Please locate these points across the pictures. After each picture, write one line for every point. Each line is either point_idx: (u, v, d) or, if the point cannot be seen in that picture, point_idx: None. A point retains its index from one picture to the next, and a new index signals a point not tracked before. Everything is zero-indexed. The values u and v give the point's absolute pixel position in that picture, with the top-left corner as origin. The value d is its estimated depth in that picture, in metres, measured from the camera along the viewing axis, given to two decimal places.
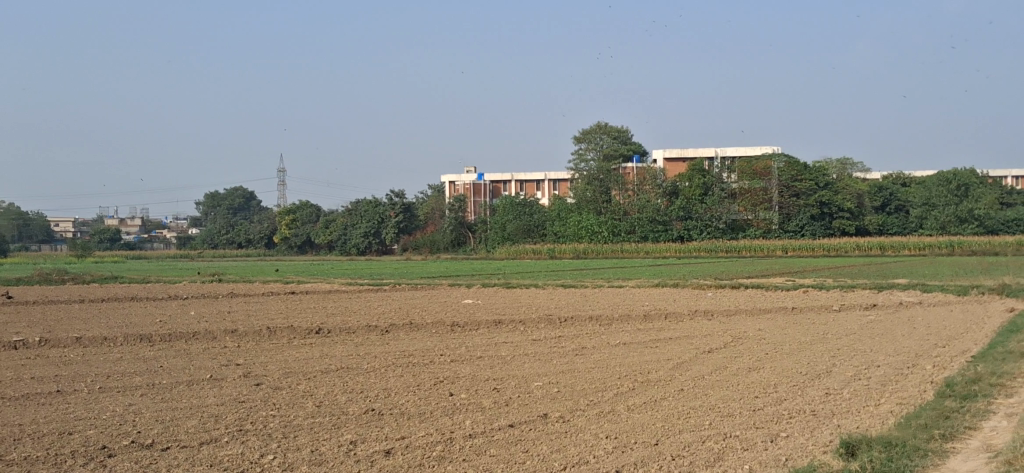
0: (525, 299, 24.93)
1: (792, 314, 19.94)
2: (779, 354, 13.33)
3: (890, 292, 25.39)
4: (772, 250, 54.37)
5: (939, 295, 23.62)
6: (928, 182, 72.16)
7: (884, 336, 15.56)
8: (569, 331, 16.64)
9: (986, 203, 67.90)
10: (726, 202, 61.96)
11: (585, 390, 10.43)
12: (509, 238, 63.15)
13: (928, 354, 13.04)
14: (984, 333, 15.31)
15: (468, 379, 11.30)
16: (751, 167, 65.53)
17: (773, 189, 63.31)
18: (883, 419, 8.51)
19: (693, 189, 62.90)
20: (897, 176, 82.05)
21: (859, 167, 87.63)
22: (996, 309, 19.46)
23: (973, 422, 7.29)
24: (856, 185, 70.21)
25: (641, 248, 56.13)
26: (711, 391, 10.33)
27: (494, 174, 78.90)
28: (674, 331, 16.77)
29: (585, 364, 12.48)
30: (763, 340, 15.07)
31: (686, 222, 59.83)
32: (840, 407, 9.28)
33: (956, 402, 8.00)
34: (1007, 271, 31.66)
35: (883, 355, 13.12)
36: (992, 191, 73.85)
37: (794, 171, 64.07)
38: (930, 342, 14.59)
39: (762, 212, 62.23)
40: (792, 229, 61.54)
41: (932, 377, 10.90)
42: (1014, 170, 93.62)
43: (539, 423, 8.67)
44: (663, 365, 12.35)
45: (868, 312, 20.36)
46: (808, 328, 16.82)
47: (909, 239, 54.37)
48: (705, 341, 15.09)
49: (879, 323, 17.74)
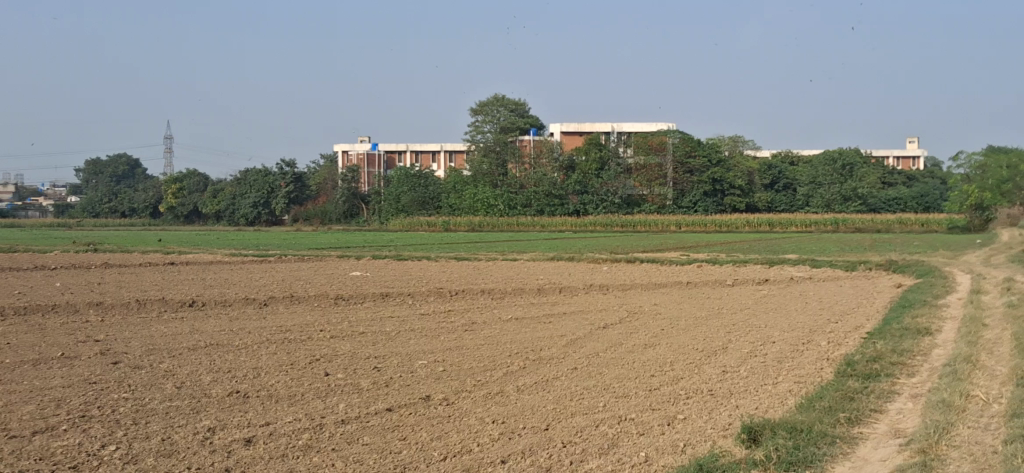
0: (416, 272, 24.15)
1: (686, 289, 19.73)
2: (675, 330, 12.94)
3: (780, 267, 25.52)
4: (666, 226, 54.66)
5: (827, 270, 23.81)
6: (815, 162, 73.96)
7: (778, 311, 15.34)
8: (459, 305, 15.96)
9: (869, 183, 69.84)
10: (622, 177, 62.21)
11: (471, 369, 9.79)
12: (403, 209, 62.13)
13: (823, 330, 12.81)
14: (875, 308, 15.25)
15: (347, 357, 10.56)
16: (647, 140, 64.94)
17: (667, 165, 63.88)
18: (783, 399, 8.07)
19: (588, 163, 62.73)
20: (785, 155, 83.79)
21: (750, 144, 89.34)
22: (884, 284, 19.55)
23: (878, 405, 6.87)
24: (747, 163, 71.38)
25: (537, 222, 55.77)
26: (604, 370, 9.79)
27: (390, 145, 77.63)
28: (566, 305, 16.27)
29: (473, 341, 11.82)
30: (658, 315, 14.66)
31: (583, 197, 60.13)
32: (738, 386, 8.85)
33: (858, 382, 7.59)
34: (893, 248, 32.20)
35: (779, 331, 12.83)
36: (875, 170, 76.03)
37: (688, 147, 64.14)
38: (824, 317, 14.43)
39: (657, 188, 62.98)
40: (685, 205, 62.37)
41: (830, 355, 10.55)
42: (894, 149, 96.74)
43: (420, 407, 8.03)
44: (555, 342, 11.77)
45: (761, 286, 20.30)
46: (702, 303, 16.56)
47: (797, 217, 55.50)
48: (599, 316, 14.61)
49: (772, 298, 17.60)
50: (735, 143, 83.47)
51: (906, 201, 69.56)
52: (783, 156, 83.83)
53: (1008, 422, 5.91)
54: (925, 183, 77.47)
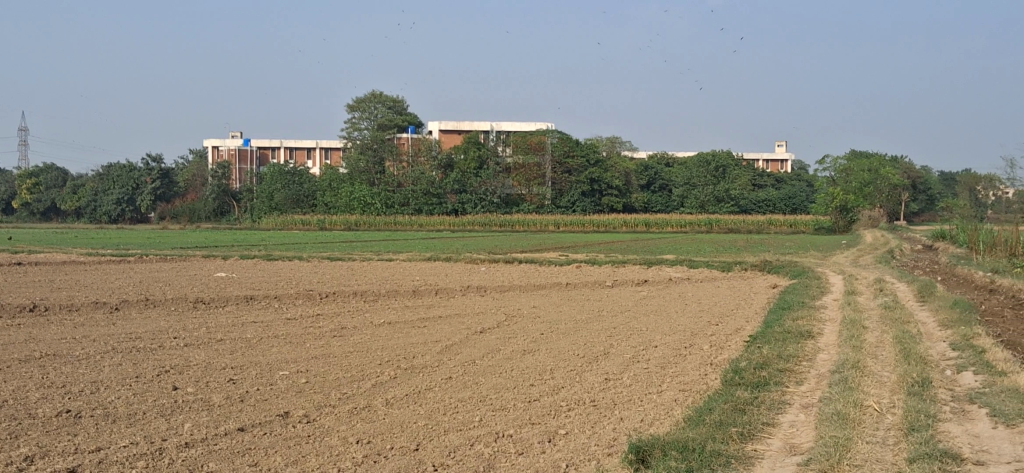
0: (287, 272, 23.10)
1: (566, 290, 19.34)
2: (554, 334, 12.44)
3: (658, 267, 25.47)
4: (544, 225, 54.70)
5: (704, 271, 23.85)
6: (689, 163, 75.46)
7: (659, 313, 15.03)
8: (329, 309, 15.09)
9: (741, 185, 71.64)
10: (501, 176, 61.98)
11: (337, 381, 9.03)
12: (276, 207, 60.36)
13: (704, 333, 12.52)
14: (754, 309, 15.12)
15: (201, 369, 9.64)
16: (526, 140, 64.26)
17: (546, 165, 63.97)
18: (668, 410, 7.61)
19: (467, 162, 62.13)
20: (660, 157, 85.21)
21: (627, 145, 90.67)
22: (760, 285, 19.59)
23: (769, 417, 6.43)
24: (624, 163, 72.14)
25: (415, 221, 54.96)
26: (480, 380, 9.21)
27: (262, 141, 75.35)
28: (442, 308, 15.60)
29: (342, 348, 11.05)
30: (537, 319, 14.15)
31: (461, 196, 59.65)
32: (621, 395, 8.36)
33: (747, 392, 7.16)
34: (766, 248, 32.74)
35: (660, 334, 12.47)
36: (746, 172, 78.06)
37: (566, 147, 64.39)
38: (704, 319, 14.18)
39: (535, 188, 62.98)
40: (564, 204, 62.68)
41: (714, 360, 10.20)
42: (763, 153, 99.83)
43: (277, 426, 7.27)
44: (429, 348, 11.10)
45: (640, 287, 20.09)
46: (582, 306, 16.14)
47: (672, 217, 56.33)
48: (477, 320, 14.01)
49: (652, 299, 17.36)
50: (612, 144, 84.44)
51: (774, 202, 71.48)
52: (658, 158, 85.24)
53: (907, 436, 5.54)
54: (792, 185, 80.02)
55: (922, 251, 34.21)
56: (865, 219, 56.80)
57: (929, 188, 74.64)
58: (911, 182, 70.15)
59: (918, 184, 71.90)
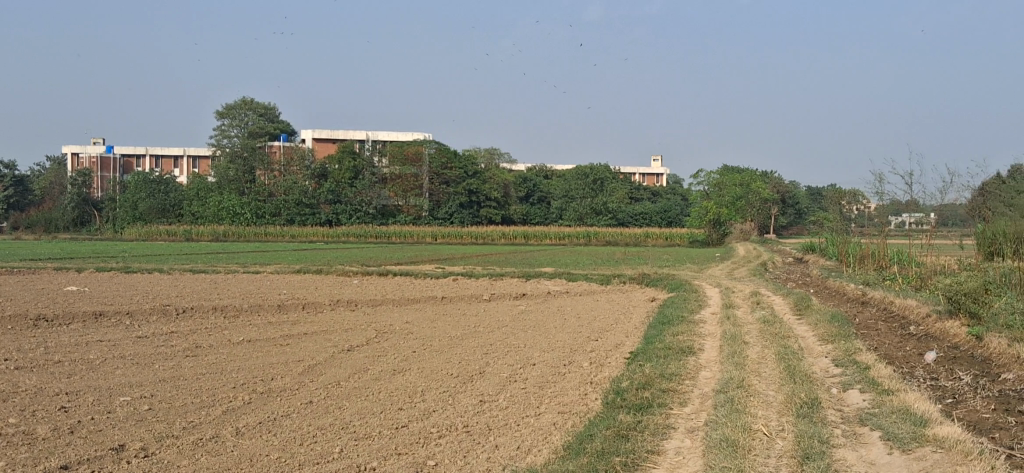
0: (144, 286, 21.78)
1: (441, 305, 18.72)
2: (427, 352, 11.80)
3: (536, 280, 25.11)
4: (422, 237, 53.98)
5: (583, 283, 23.60)
6: (567, 176, 76.04)
7: (537, 328, 14.55)
8: (185, 326, 14.04)
9: (617, 198, 72.52)
10: (377, 187, 61.07)
11: (184, 407, 8.16)
12: (139, 217, 57.84)
13: (583, 349, 12.08)
14: (632, 324, 14.81)
15: (28, 396, 8.60)
16: (402, 150, 62.92)
17: (423, 176, 63.15)
18: (546, 436, 7.03)
19: (341, 172, 60.33)
20: (539, 169, 85.61)
21: (506, 157, 90.92)
22: (639, 299, 19.36)
23: (653, 443, 5.92)
24: (503, 175, 72.04)
25: (287, 231, 53.45)
26: (343, 405, 8.50)
27: (127, 148, 72.26)
28: (309, 325, 14.74)
29: (194, 370, 10.14)
30: (410, 336, 13.47)
31: (335, 207, 58.43)
32: (496, 419, 7.77)
33: (629, 415, 6.65)
34: (644, 261, 32.79)
35: (538, 351, 11.98)
36: (624, 185, 79.14)
37: (444, 158, 64.01)
38: (583, 334, 13.76)
39: (412, 198, 62.35)
40: (442, 216, 62.19)
41: (594, 379, 9.72)
42: (640, 168, 101.75)
43: (108, 463, 6.40)
44: (291, 369, 10.32)
45: (518, 301, 19.62)
46: (457, 321, 15.55)
47: (550, 229, 56.40)
48: (346, 338, 13.24)
49: (530, 314, 16.90)
50: (491, 156, 84.40)
51: (651, 215, 72.75)
52: (537, 171, 85.46)
53: (802, 466, 5.11)
54: (668, 198, 81.56)
55: (793, 263, 34.94)
56: (737, 231, 58.06)
57: (798, 202, 77.10)
58: (780, 196, 72.24)
59: (786, 198, 74.15)
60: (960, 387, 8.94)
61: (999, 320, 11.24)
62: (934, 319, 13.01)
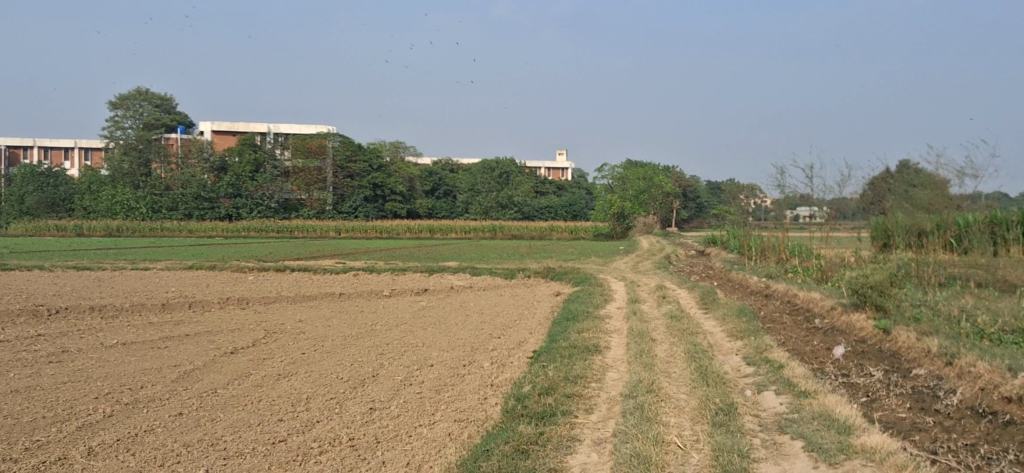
0: (20, 284, 20.37)
1: (338, 302, 17.92)
2: (317, 355, 11.03)
3: (440, 275, 24.43)
4: (325, 231, 52.85)
5: (487, 278, 23.02)
6: (473, 170, 75.70)
7: (436, 326, 13.89)
8: (54, 328, 12.93)
9: (523, 191, 72.42)
10: (278, 180, 59.52)
11: (32, 423, 7.24)
12: (27, 212, 55.12)
13: (484, 348, 11.46)
14: (536, 320, 14.27)
15: None
16: (305, 143, 62.85)
17: (327, 169, 62.05)
18: (439, 450, 6.37)
19: (241, 165, 59.00)
20: (445, 162, 85.05)
21: (410, 150, 90.08)
22: (544, 294, 18.87)
23: (557, 458, 5.30)
24: (408, 169, 71.20)
25: (184, 226, 51.63)
26: (219, 416, 7.70)
27: (12, 139, 68.95)
28: (192, 325, 13.83)
29: (54, 378, 9.16)
30: (300, 337, 12.66)
31: (235, 200, 56.54)
32: (385, 430, 7.09)
33: (531, 425, 6.02)
34: (550, 255, 32.45)
35: (436, 351, 11.31)
36: (529, 179, 79.14)
37: (348, 151, 62.91)
38: (484, 331, 13.16)
39: (315, 192, 61.06)
40: (346, 210, 61.17)
41: (494, 381, 9.11)
42: (546, 162, 102.34)
43: None
44: (164, 376, 9.44)
45: (420, 297, 18.94)
46: (353, 319, 14.80)
47: (456, 223, 55.90)
48: (230, 339, 12.37)
49: (430, 310, 16.22)
50: (396, 149, 83.48)
51: (557, 209, 73.09)
52: (443, 164, 84.58)
53: None
54: (574, 193, 82.06)
55: (698, 256, 35.03)
56: (642, 225, 58.35)
57: (700, 197, 78.15)
58: (683, 190, 73.10)
59: (689, 193, 75.06)
60: (872, 384, 8.57)
61: (906, 313, 10.96)
62: (840, 311, 12.72)
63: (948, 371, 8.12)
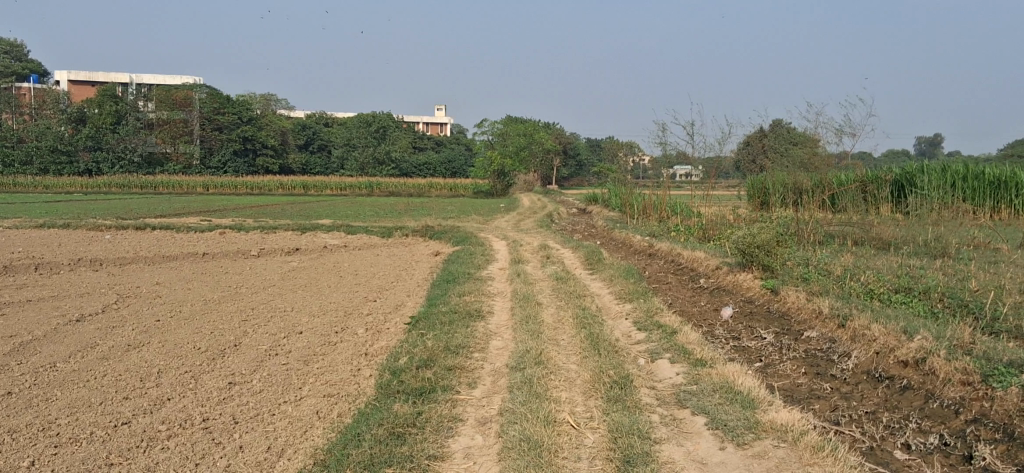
0: None
1: (202, 263, 16.88)
2: (174, 323, 10.16)
3: (313, 233, 23.46)
4: (192, 187, 50.78)
5: (363, 237, 22.19)
6: (349, 125, 74.09)
7: (307, 288, 13.13)
8: None
9: (401, 147, 71.26)
10: (142, 132, 56.37)
11: None
12: None
13: (358, 312, 10.78)
14: (414, 281, 13.65)
15: None
16: (169, 94, 60.64)
17: (193, 121, 59.38)
18: (305, 431, 5.70)
19: (103, 117, 55.99)
20: (319, 116, 83.03)
21: (283, 104, 87.65)
22: (422, 252, 18.24)
23: (438, 443, 4.71)
24: (281, 123, 69.10)
25: (39, 181, 48.67)
26: (54, 395, 6.83)
27: None
28: (37, 290, 12.66)
29: None
30: (157, 302, 11.71)
31: (96, 154, 53.47)
32: (246, 408, 6.37)
33: (406, 404, 5.40)
34: (428, 213, 31.71)
35: (306, 316, 10.59)
36: (407, 135, 77.95)
37: (216, 103, 60.73)
38: (359, 294, 12.47)
39: (182, 146, 58.41)
40: (215, 165, 59.10)
41: (367, 351, 8.47)
42: (425, 118, 101.32)
43: None
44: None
45: (291, 257, 18.04)
46: (217, 282, 13.89)
47: (332, 179, 54.47)
48: (78, 306, 11.31)
49: (302, 271, 15.40)
50: (268, 102, 81.00)
51: (435, 166, 72.08)
52: (318, 119, 82.39)
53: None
54: (452, 149, 81.31)
55: (578, 214, 34.91)
56: (520, 182, 58.03)
57: (579, 154, 78.24)
58: (562, 147, 73.17)
59: (568, 150, 75.23)
60: (763, 347, 8.26)
61: (793, 274, 10.79)
62: (726, 271, 12.52)
63: (840, 334, 7.87)
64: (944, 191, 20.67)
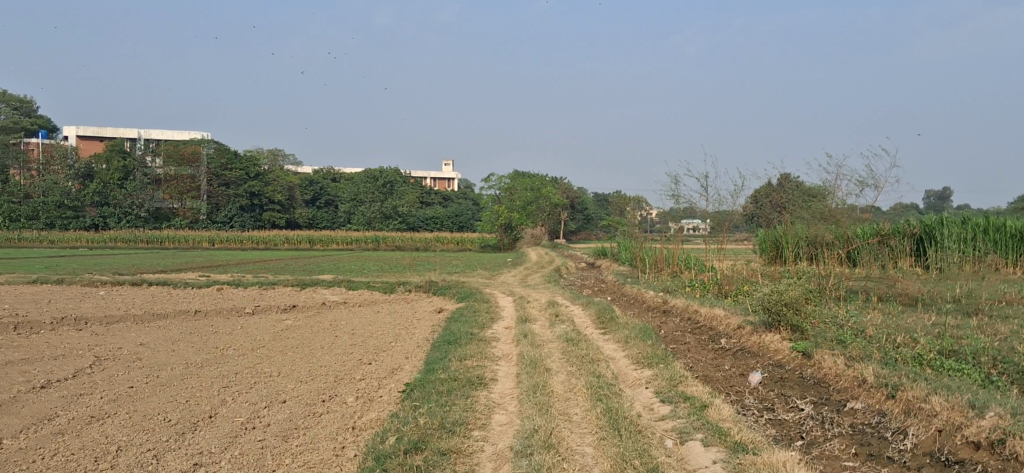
0: None
1: (192, 322, 15.96)
2: (147, 390, 9.23)
3: (313, 289, 22.56)
4: (198, 241, 50.15)
5: (365, 293, 21.28)
6: (356, 179, 73.65)
7: (299, 350, 12.20)
8: None
9: (408, 202, 70.68)
10: (149, 188, 56.12)
11: None
12: None
13: (350, 377, 9.84)
14: (414, 342, 12.71)
15: None
16: (178, 150, 59.38)
17: (201, 177, 59.32)
18: None
19: (109, 172, 55.38)
20: (326, 171, 82.73)
21: (290, 159, 87.48)
22: (425, 310, 17.29)
23: None
24: (287, 178, 68.69)
25: (43, 236, 48.18)
26: None
27: None
28: (9, 352, 11.75)
29: None
30: (134, 366, 10.78)
31: (102, 209, 52.94)
32: None
33: None
34: (432, 267, 30.82)
35: (293, 382, 9.65)
36: (415, 189, 77.46)
37: (224, 159, 60.41)
38: (354, 356, 11.53)
39: (189, 201, 58.01)
40: (221, 220, 58.35)
41: (356, 424, 7.53)
42: (432, 173, 101.13)
43: None
44: None
45: (285, 315, 17.10)
46: (203, 343, 12.97)
47: (337, 234, 53.82)
48: (47, 370, 10.39)
49: (295, 330, 14.46)
50: (275, 157, 80.85)
51: (443, 220, 71.43)
52: (324, 173, 82.07)
53: None
54: (459, 204, 80.72)
55: (587, 269, 33.98)
56: (528, 236, 57.14)
57: (586, 208, 77.65)
58: (570, 202, 72.52)
59: (575, 204, 74.50)
60: (801, 421, 7.29)
61: (827, 335, 9.80)
62: (748, 331, 11.55)
63: (891, 406, 6.90)
64: (970, 244, 19.72)
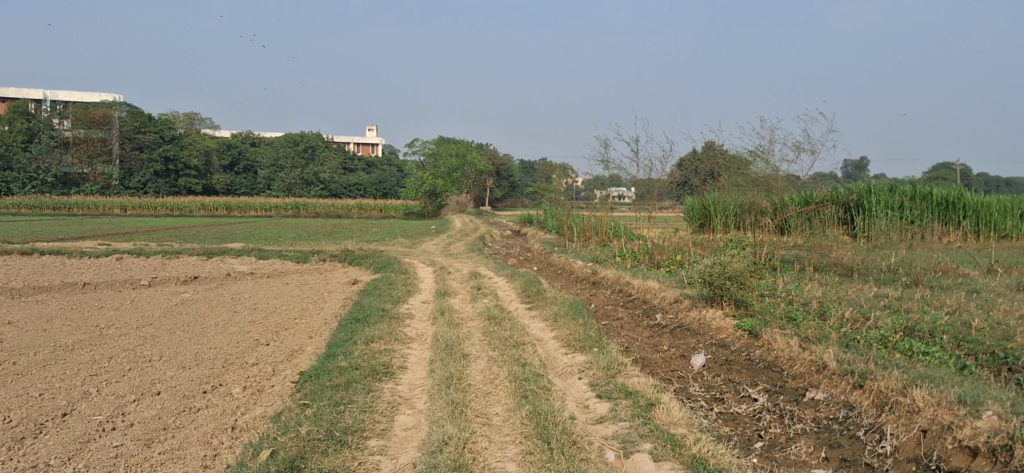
0: None
1: (78, 295, 14.45)
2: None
3: (220, 259, 21.08)
4: (110, 208, 47.78)
5: (276, 263, 19.90)
6: (275, 144, 71.34)
7: (189, 328, 10.88)
8: None
9: (330, 168, 68.69)
10: (56, 151, 53.26)
11: None
12: None
13: (241, 362, 8.60)
14: (321, 319, 11.47)
15: None
16: (87, 112, 56.90)
17: (113, 140, 56.22)
18: None
19: (13, 134, 52.01)
20: (245, 136, 80.21)
21: (207, 123, 84.63)
22: (338, 282, 16.03)
23: None
24: (203, 142, 66.35)
25: None
26: None
27: None
28: None
29: None
30: None
31: (5, 174, 50.05)
32: None
33: None
34: (350, 235, 29.43)
35: (173, 369, 8.37)
36: (337, 155, 75.46)
37: (137, 122, 57.51)
38: (250, 335, 10.28)
39: (100, 165, 55.24)
40: (134, 186, 55.99)
41: (237, 425, 6.32)
42: (354, 138, 98.99)
43: None
44: None
45: (184, 287, 15.66)
46: (82, 321, 11.54)
47: (255, 201, 51.90)
48: None
49: (191, 305, 13.09)
50: (190, 121, 78.04)
51: (366, 186, 70.80)
52: (243, 138, 79.57)
53: None
54: (384, 169, 79.02)
55: (512, 237, 32.86)
56: (454, 204, 55.82)
57: (512, 175, 76.54)
58: (495, 168, 71.26)
59: (501, 171, 73.34)
60: (756, 415, 6.32)
61: (774, 313, 8.89)
62: (686, 306, 10.61)
63: (859, 399, 5.98)
64: (905, 212, 19.12)
